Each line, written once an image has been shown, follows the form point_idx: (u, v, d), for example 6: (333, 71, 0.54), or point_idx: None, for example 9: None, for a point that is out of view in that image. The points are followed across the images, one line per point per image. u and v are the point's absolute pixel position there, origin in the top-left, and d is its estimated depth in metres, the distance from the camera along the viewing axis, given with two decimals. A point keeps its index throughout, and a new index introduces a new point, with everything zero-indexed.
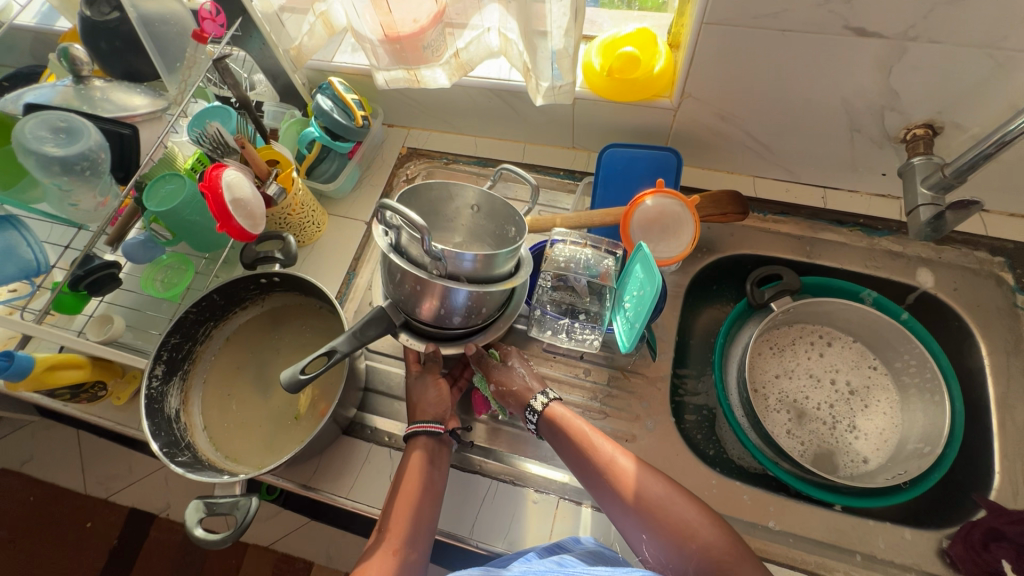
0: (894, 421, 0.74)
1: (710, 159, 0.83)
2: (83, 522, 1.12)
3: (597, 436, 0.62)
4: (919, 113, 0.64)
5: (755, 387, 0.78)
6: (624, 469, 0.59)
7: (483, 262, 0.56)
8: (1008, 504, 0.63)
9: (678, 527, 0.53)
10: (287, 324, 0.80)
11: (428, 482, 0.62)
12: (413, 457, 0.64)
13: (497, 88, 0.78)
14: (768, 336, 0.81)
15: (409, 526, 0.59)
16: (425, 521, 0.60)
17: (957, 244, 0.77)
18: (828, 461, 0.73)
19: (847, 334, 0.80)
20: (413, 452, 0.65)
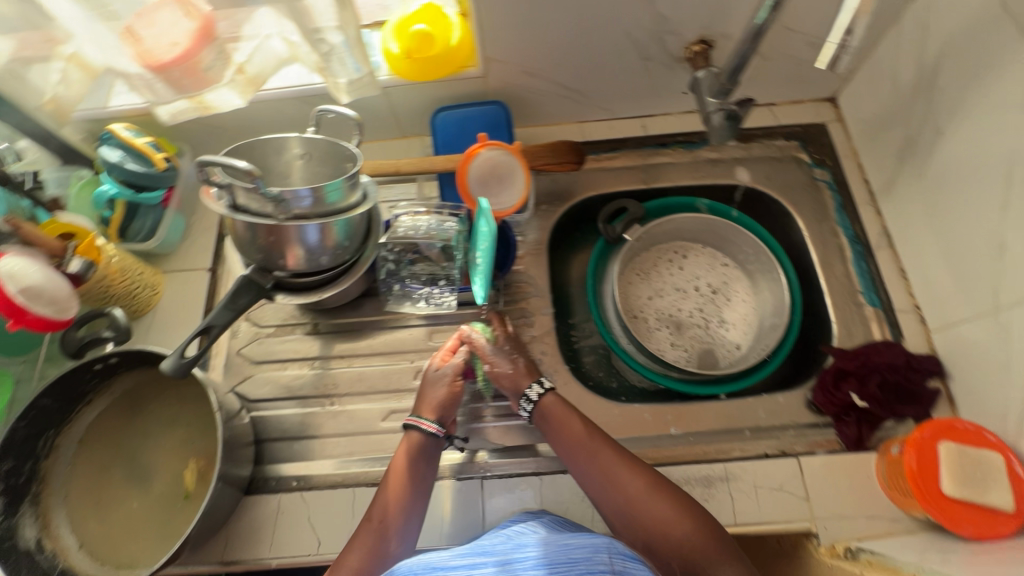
0: (752, 305, 0.83)
1: (536, 117, 0.85)
2: None
3: (581, 420, 0.64)
4: (690, 31, 0.70)
5: (634, 314, 0.83)
6: (599, 453, 0.61)
7: (323, 193, 0.61)
8: (846, 345, 0.74)
9: (645, 509, 0.57)
10: (150, 403, 0.72)
11: (421, 478, 0.63)
12: (402, 452, 0.64)
13: (302, 95, 0.74)
14: (632, 264, 0.86)
15: (411, 517, 0.60)
16: (414, 517, 0.60)
17: (760, 138, 0.87)
18: (710, 355, 0.80)
19: (697, 242, 0.88)
20: (403, 447, 0.64)
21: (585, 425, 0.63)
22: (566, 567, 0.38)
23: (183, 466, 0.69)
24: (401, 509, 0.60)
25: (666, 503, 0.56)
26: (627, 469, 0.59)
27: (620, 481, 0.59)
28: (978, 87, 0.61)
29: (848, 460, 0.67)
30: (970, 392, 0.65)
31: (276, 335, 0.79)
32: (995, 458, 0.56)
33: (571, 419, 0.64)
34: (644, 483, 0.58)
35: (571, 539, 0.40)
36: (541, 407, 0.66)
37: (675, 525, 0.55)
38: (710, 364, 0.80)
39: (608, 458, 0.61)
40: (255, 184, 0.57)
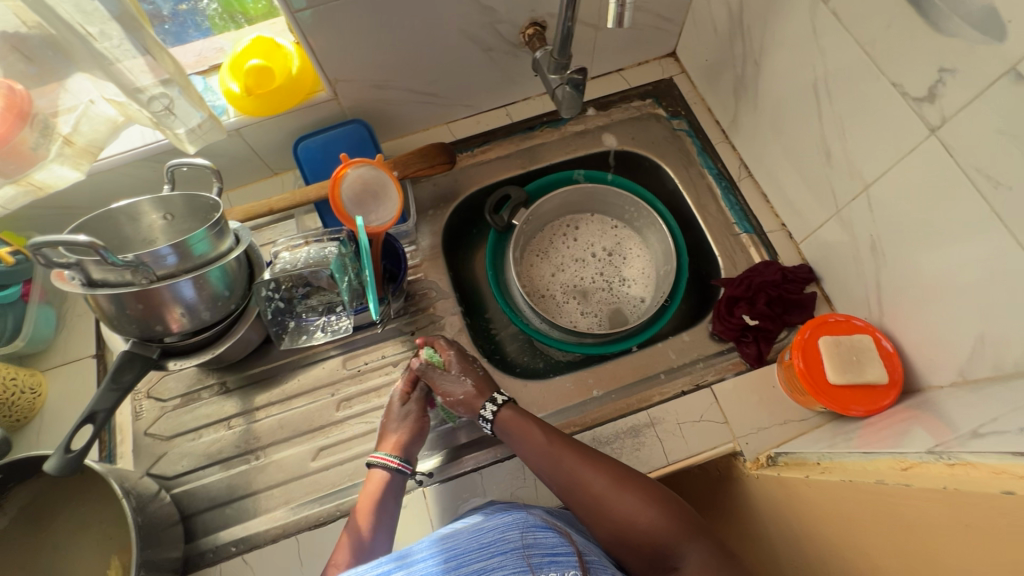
0: (646, 258, 0.88)
1: (402, 127, 0.85)
2: None
3: (540, 428, 0.63)
4: (520, 16, 0.73)
5: (541, 293, 0.86)
6: (561, 458, 0.61)
7: (185, 247, 0.60)
8: (732, 274, 0.79)
9: (611, 507, 0.57)
10: (52, 512, 0.66)
11: (386, 513, 0.61)
12: (369, 488, 0.63)
13: (149, 155, 0.71)
14: (529, 247, 0.89)
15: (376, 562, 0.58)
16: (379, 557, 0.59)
17: (618, 103, 0.91)
18: (619, 314, 0.85)
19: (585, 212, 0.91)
20: (369, 483, 0.63)
21: (544, 431, 0.62)
22: (478, 551, 0.42)
23: (105, 566, 0.64)
24: (365, 556, 0.58)
25: (629, 499, 0.57)
26: (589, 468, 0.59)
27: (585, 483, 0.59)
28: (775, 17, 0.67)
29: (753, 376, 0.71)
30: (839, 288, 0.71)
31: (182, 405, 0.75)
32: (865, 339, 0.62)
33: (531, 428, 0.63)
34: (608, 482, 0.58)
35: (482, 525, 0.45)
36: (499, 421, 0.65)
37: (642, 519, 0.55)
38: (620, 322, 0.84)
39: (570, 462, 0.60)
40: (102, 257, 0.54)
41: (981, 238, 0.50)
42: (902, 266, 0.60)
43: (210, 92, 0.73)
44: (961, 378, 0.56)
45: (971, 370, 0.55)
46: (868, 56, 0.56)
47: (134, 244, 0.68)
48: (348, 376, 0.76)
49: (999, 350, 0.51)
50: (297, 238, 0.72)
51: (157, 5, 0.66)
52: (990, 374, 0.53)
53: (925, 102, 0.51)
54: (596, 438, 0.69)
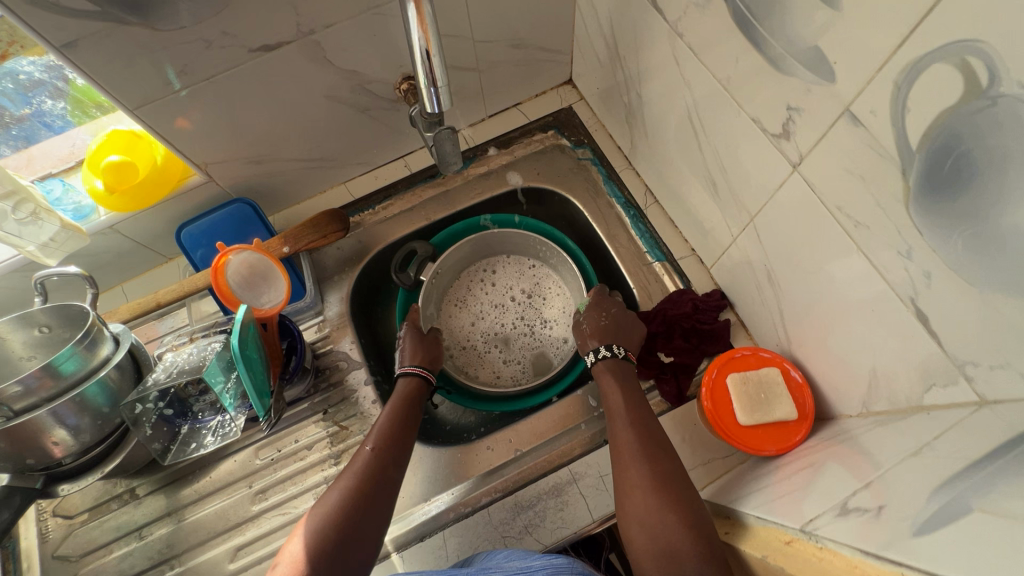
0: (566, 295, 0.85)
1: (297, 194, 0.82)
2: None
3: (629, 397, 0.64)
4: (390, 73, 0.70)
5: (461, 345, 0.84)
6: (623, 431, 0.60)
7: (42, 374, 0.56)
8: (649, 307, 0.78)
9: (640, 491, 0.54)
10: None
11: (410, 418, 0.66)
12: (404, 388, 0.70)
13: (20, 267, 0.67)
14: (446, 298, 0.87)
15: (396, 448, 0.62)
16: (397, 450, 0.62)
17: (520, 138, 0.89)
18: (542, 359, 0.82)
19: (500, 253, 0.89)
20: (404, 386, 0.70)
21: (630, 400, 0.63)
22: None
23: None
24: (391, 448, 0.62)
25: (663, 493, 0.53)
26: (640, 452, 0.57)
27: (630, 460, 0.57)
28: (644, 47, 0.65)
29: (674, 416, 0.69)
30: (750, 314, 0.69)
31: (91, 519, 0.72)
32: (772, 374, 0.61)
33: (615, 392, 0.65)
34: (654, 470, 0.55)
35: (530, 563, 0.45)
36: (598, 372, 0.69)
37: (658, 518, 0.51)
38: (543, 368, 0.82)
39: (629, 437, 0.59)
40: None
41: (853, 274, 0.48)
42: (795, 296, 0.58)
43: (73, 192, 0.69)
44: (864, 409, 0.54)
45: (871, 403, 0.53)
46: (726, 91, 0.54)
47: (11, 365, 0.65)
48: (263, 465, 0.73)
49: (890, 386, 0.49)
50: (184, 334, 0.70)
51: (9, 103, 0.65)
52: (886, 409, 0.50)
53: (781, 138, 0.49)
54: (519, 503, 0.66)
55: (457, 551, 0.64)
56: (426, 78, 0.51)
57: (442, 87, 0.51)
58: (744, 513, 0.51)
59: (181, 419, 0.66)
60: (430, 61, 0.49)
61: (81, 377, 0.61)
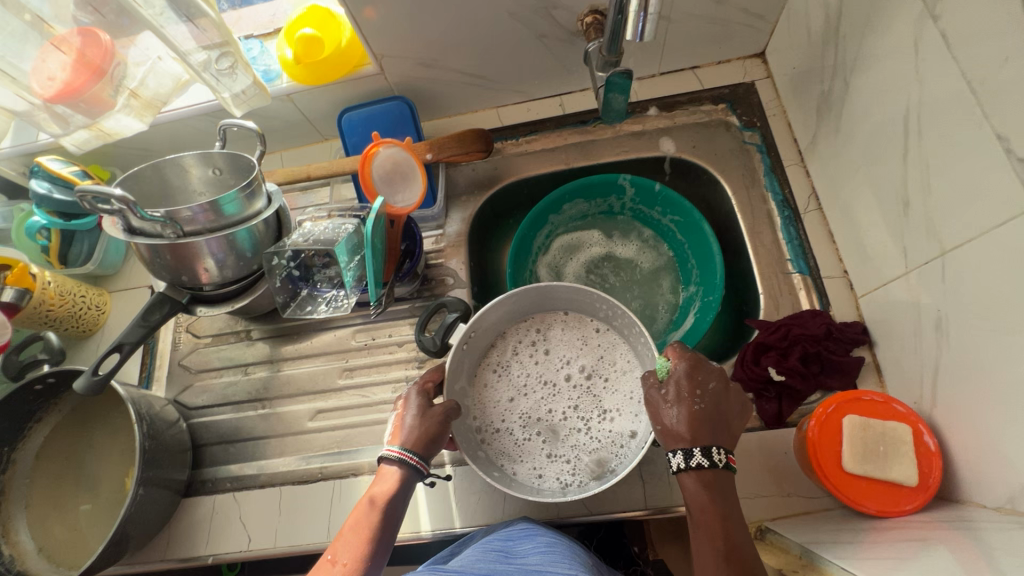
0: (633, 374, 0.66)
1: (450, 107, 0.84)
2: None
3: (706, 528, 0.48)
4: (578, 3, 0.67)
5: (494, 425, 0.66)
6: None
7: (213, 207, 0.64)
8: (772, 317, 0.71)
9: None
10: (95, 417, 0.76)
11: (388, 529, 0.51)
12: (388, 483, 0.54)
13: (209, 111, 0.75)
14: (482, 364, 0.70)
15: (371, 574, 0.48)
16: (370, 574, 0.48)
17: (685, 104, 0.83)
18: (596, 458, 0.63)
19: (556, 312, 0.71)
20: (389, 478, 0.54)
21: (707, 535, 0.47)
22: None
23: (123, 474, 0.73)
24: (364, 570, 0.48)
25: None
26: None
27: None
28: (875, 28, 0.56)
29: (764, 436, 0.64)
30: (893, 360, 0.61)
31: (213, 344, 0.83)
32: (901, 431, 0.53)
33: (707, 520, 0.48)
34: None
35: None
36: (683, 481, 0.50)
37: None
38: (599, 470, 0.62)
39: None
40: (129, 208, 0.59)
41: None
42: (963, 357, 0.50)
43: (266, 54, 0.75)
44: (1006, 507, 0.46)
45: (1021, 503, 0.44)
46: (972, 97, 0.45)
47: (184, 194, 0.73)
48: (355, 347, 0.79)
49: None
50: (323, 210, 0.75)
51: None
52: None
53: None
54: None
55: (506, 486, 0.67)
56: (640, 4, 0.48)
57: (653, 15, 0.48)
58: (823, 559, 0.47)
59: (303, 283, 0.74)
60: None
61: (237, 221, 0.68)
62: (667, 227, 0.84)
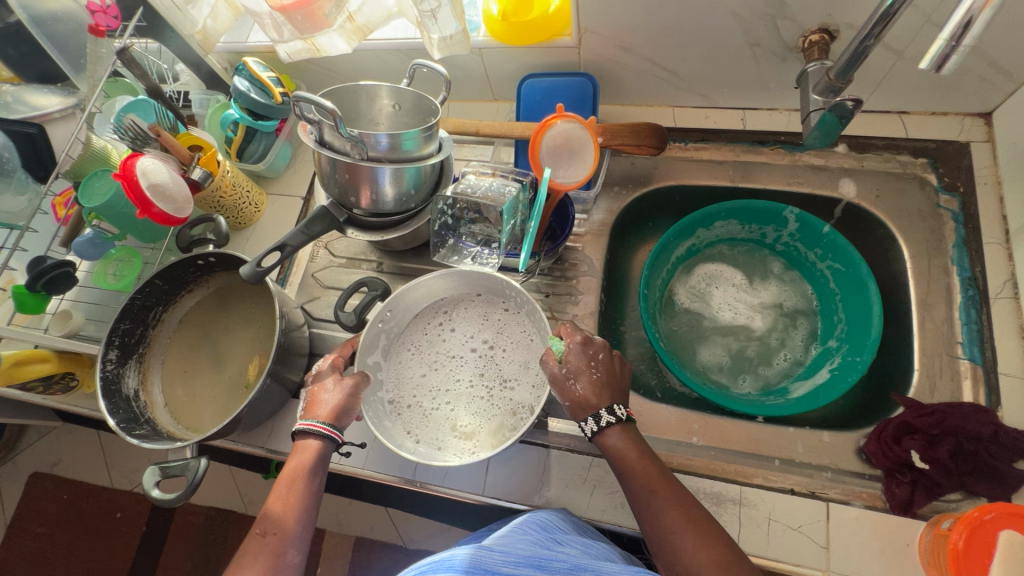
0: (533, 347, 0.73)
1: (628, 96, 0.82)
2: (113, 513, 1.30)
3: (636, 468, 0.54)
4: (810, 18, 0.63)
5: (405, 396, 0.72)
6: (665, 513, 0.51)
7: (396, 140, 0.65)
8: (924, 399, 0.65)
9: None
10: (236, 302, 0.83)
11: (303, 499, 0.56)
12: (301, 457, 0.58)
13: (404, 48, 0.78)
14: (397, 341, 0.75)
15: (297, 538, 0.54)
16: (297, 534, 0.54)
17: (879, 150, 0.76)
18: (493, 426, 0.69)
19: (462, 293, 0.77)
20: (301, 452, 0.59)
21: (640, 474, 0.54)
22: None
23: (247, 361, 0.79)
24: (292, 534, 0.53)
25: None
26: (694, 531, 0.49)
27: (680, 549, 0.48)
28: None
29: (887, 521, 0.59)
30: None
31: (346, 266, 0.87)
32: None
33: (631, 460, 0.55)
34: (714, 561, 0.46)
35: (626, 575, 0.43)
36: (603, 442, 0.56)
37: None
38: (491, 437, 0.68)
39: (675, 520, 0.50)
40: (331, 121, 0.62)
41: None
42: None
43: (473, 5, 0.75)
44: None
45: None
46: None
47: (363, 122, 0.77)
48: None
49: None
50: (486, 167, 0.77)
51: None
52: None
53: None
54: None
55: (596, 482, 0.67)
56: (950, 32, 0.38)
57: (963, 52, 0.38)
58: None
59: (450, 233, 0.78)
60: (972, 23, 0.36)
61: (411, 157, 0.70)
62: (820, 272, 0.79)
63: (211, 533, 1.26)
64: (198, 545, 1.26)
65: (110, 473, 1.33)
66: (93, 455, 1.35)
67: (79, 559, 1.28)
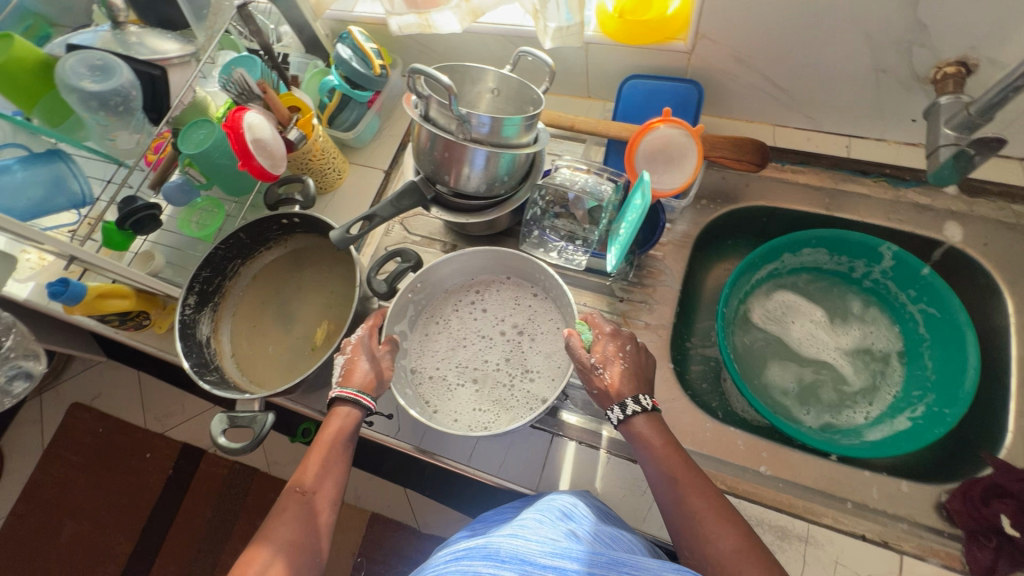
0: (557, 340, 0.70)
1: (729, 109, 0.80)
2: (144, 453, 1.34)
3: (662, 457, 0.54)
4: (950, 49, 0.60)
5: (428, 369, 0.71)
6: (690, 499, 0.51)
7: (499, 125, 0.64)
8: (1017, 462, 0.61)
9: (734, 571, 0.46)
10: (309, 265, 0.85)
11: (337, 460, 0.58)
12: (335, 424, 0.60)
13: (510, 35, 0.78)
14: (428, 315, 0.75)
15: (329, 495, 0.56)
16: (330, 491, 0.56)
17: (993, 196, 0.72)
18: (506, 413, 0.66)
19: (495, 274, 0.76)
20: (336, 419, 0.60)
21: (666, 463, 0.54)
22: None
23: (314, 324, 0.80)
24: (326, 491, 0.56)
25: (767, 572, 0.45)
26: (717, 519, 0.50)
27: (705, 533, 0.49)
28: None
29: None
30: None
31: (419, 244, 0.87)
32: None
33: (656, 447, 0.55)
34: (738, 544, 0.48)
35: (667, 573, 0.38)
36: (629, 430, 0.57)
37: None
38: (501, 423, 0.66)
39: (699, 506, 0.51)
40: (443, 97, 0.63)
41: None
42: None
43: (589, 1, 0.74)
44: None
45: None
46: None
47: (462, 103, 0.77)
48: None
49: None
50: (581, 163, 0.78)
51: None
52: None
53: None
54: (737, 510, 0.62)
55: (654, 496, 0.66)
56: None
57: None
58: None
59: (534, 225, 0.79)
60: None
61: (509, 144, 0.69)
62: (910, 316, 0.75)
63: (232, 486, 1.29)
64: (222, 496, 1.29)
65: (146, 414, 1.36)
66: (132, 395, 1.39)
67: (107, 493, 1.32)
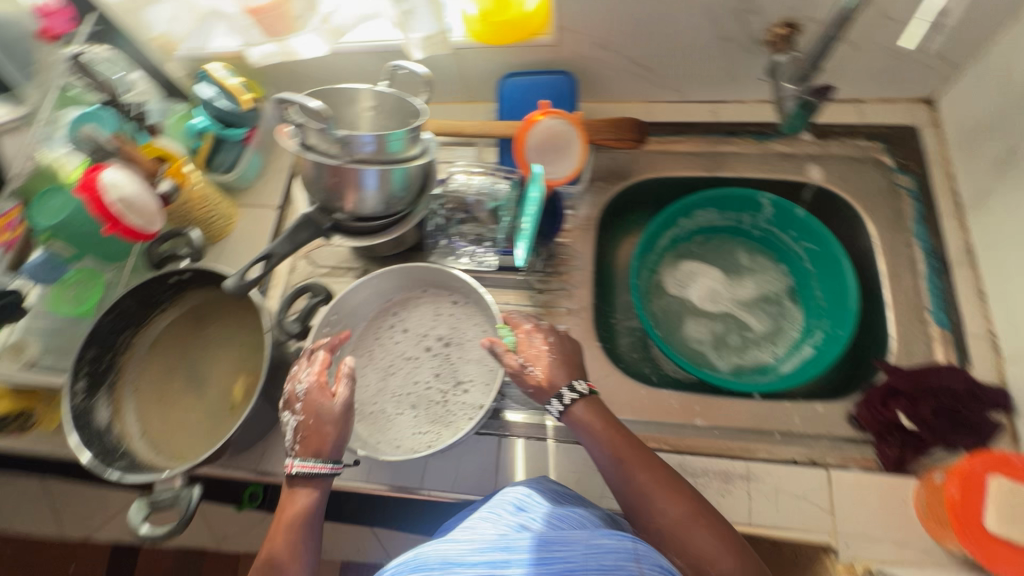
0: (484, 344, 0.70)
1: (604, 93, 0.84)
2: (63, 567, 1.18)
3: (607, 438, 0.56)
4: (776, 11, 0.67)
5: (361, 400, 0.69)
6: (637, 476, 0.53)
7: (383, 141, 0.63)
8: (902, 363, 0.69)
9: (681, 536, 0.49)
10: (213, 320, 0.79)
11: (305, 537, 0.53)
12: (298, 495, 0.55)
13: (378, 52, 0.76)
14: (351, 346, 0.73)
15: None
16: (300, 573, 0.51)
17: (840, 136, 0.81)
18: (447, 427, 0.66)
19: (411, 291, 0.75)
20: (298, 489, 0.55)
21: (611, 443, 0.56)
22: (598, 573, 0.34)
23: (230, 381, 0.75)
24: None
25: (711, 535, 0.48)
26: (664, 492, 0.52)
27: (652, 505, 0.52)
28: None
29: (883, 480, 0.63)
30: None
31: (329, 275, 0.84)
32: None
33: (599, 430, 0.56)
34: (684, 511, 0.50)
35: (597, 540, 0.36)
36: (571, 418, 0.58)
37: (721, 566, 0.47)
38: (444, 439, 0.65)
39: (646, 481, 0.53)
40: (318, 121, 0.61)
41: None
42: None
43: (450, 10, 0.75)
44: None
45: None
46: None
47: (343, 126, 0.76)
48: None
49: None
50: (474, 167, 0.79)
51: None
52: None
53: None
54: (683, 466, 0.65)
55: None
56: None
57: None
58: None
59: (440, 234, 0.79)
60: None
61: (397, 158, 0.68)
62: (796, 254, 0.83)
63: None
64: None
65: None
66: None
67: None
